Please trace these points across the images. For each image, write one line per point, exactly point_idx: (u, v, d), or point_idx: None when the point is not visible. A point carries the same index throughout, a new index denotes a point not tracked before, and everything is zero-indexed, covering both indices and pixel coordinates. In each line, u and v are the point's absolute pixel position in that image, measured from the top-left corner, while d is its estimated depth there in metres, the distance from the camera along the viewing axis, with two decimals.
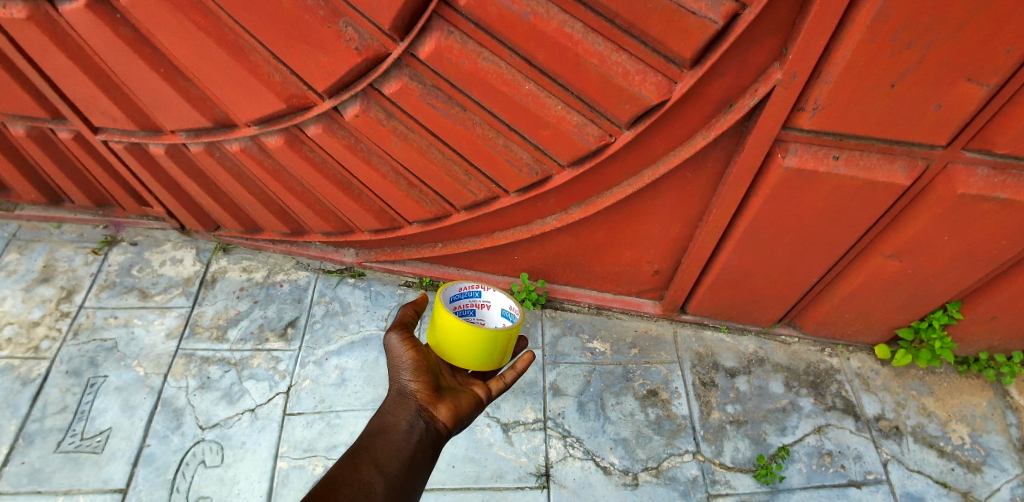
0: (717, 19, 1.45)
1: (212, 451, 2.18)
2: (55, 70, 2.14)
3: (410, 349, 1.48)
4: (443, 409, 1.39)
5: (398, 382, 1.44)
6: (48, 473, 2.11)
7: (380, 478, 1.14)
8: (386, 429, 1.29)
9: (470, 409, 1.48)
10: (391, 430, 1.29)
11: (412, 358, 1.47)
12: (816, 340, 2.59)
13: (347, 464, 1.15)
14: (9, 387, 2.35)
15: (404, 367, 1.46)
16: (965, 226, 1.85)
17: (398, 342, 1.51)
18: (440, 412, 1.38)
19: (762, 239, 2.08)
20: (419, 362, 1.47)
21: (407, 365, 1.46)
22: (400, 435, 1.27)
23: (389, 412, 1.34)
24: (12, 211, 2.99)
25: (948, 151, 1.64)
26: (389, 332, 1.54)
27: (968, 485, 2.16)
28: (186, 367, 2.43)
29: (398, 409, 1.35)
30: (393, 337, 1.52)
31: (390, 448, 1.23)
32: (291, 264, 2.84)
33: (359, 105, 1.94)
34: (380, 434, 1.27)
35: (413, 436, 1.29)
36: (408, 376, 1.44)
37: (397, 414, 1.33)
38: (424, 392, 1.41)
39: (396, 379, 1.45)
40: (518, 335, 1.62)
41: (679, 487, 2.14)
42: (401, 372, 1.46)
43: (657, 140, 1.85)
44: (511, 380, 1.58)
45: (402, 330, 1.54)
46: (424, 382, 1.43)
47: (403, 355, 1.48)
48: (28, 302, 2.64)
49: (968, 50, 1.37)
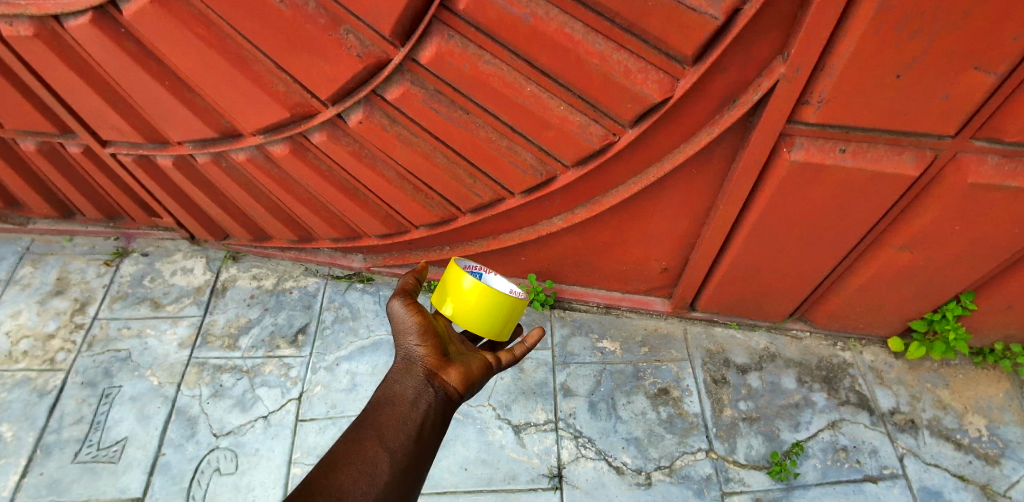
0: (717, 15, 1.44)
1: (226, 458, 2.20)
2: (63, 85, 2.17)
3: (416, 314, 1.56)
4: (453, 373, 1.48)
5: (406, 348, 1.53)
6: (67, 483, 2.14)
7: (386, 452, 1.14)
8: (392, 400, 1.32)
9: (481, 374, 1.57)
10: (398, 401, 1.32)
11: (418, 323, 1.55)
12: (829, 334, 2.56)
13: (351, 440, 1.15)
14: (27, 399, 2.38)
15: (410, 332, 1.54)
16: (976, 216, 1.82)
17: (402, 307, 1.57)
18: (450, 377, 1.47)
19: (772, 233, 2.06)
20: (426, 326, 1.55)
21: (414, 331, 1.54)
22: (406, 406, 1.31)
23: (397, 380, 1.40)
24: (25, 226, 3.03)
25: (956, 141, 1.62)
26: (392, 299, 1.59)
27: (986, 477, 2.14)
28: (199, 376, 2.46)
29: (405, 378, 1.41)
30: (397, 303, 1.58)
31: (396, 419, 1.25)
32: (300, 270, 2.86)
33: (362, 111, 1.95)
34: (386, 407, 1.29)
35: (420, 407, 1.33)
36: (415, 342, 1.52)
37: (404, 384, 1.39)
38: (432, 358, 1.49)
39: (403, 346, 1.53)
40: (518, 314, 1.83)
41: (693, 486, 2.13)
42: (407, 338, 1.54)
43: (662, 137, 1.84)
44: (521, 353, 1.69)
45: (405, 296, 1.60)
46: (431, 348, 1.52)
47: (408, 320, 1.55)
48: (43, 315, 2.68)
49: (975, 38, 1.35)
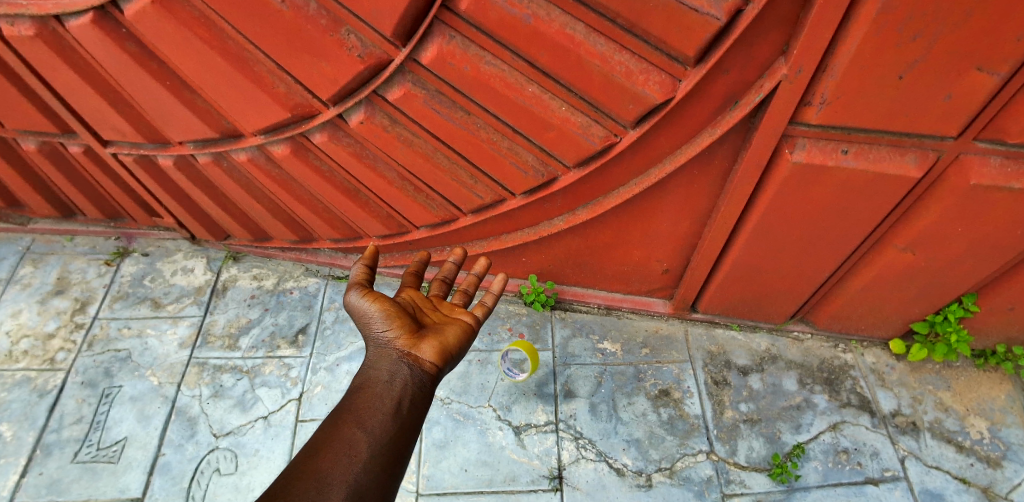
0: (720, 16, 1.44)
1: (226, 459, 2.20)
2: (64, 86, 2.16)
3: (375, 303, 1.55)
4: (427, 348, 1.48)
5: (375, 336, 1.52)
6: (67, 483, 2.14)
7: (363, 432, 1.19)
8: (368, 383, 1.35)
9: (458, 342, 1.57)
10: (373, 383, 1.35)
11: (380, 309, 1.54)
12: (830, 336, 2.56)
13: (329, 426, 1.20)
14: (27, 399, 2.38)
15: (375, 320, 1.54)
16: (978, 217, 1.81)
17: (360, 299, 1.57)
18: (424, 353, 1.47)
19: (774, 235, 2.06)
20: (389, 311, 1.55)
21: (378, 318, 1.54)
22: (382, 386, 1.34)
23: (371, 366, 1.41)
24: (25, 226, 3.04)
25: (959, 142, 1.61)
26: (350, 294, 1.59)
27: (988, 480, 2.13)
28: (199, 376, 2.45)
29: (379, 361, 1.42)
30: (354, 296, 1.58)
31: (372, 399, 1.29)
32: (300, 271, 2.86)
33: (363, 111, 1.95)
34: (361, 390, 1.33)
35: (395, 385, 1.35)
36: (382, 328, 1.52)
37: (378, 367, 1.40)
38: (403, 340, 1.49)
39: (372, 335, 1.53)
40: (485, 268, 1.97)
41: (694, 488, 2.12)
42: (374, 327, 1.53)
43: (663, 139, 1.84)
44: (491, 303, 1.82)
45: (361, 287, 1.59)
46: (399, 329, 1.52)
47: (370, 310, 1.55)
48: (44, 315, 2.68)
49: (977, 40, 1.35)
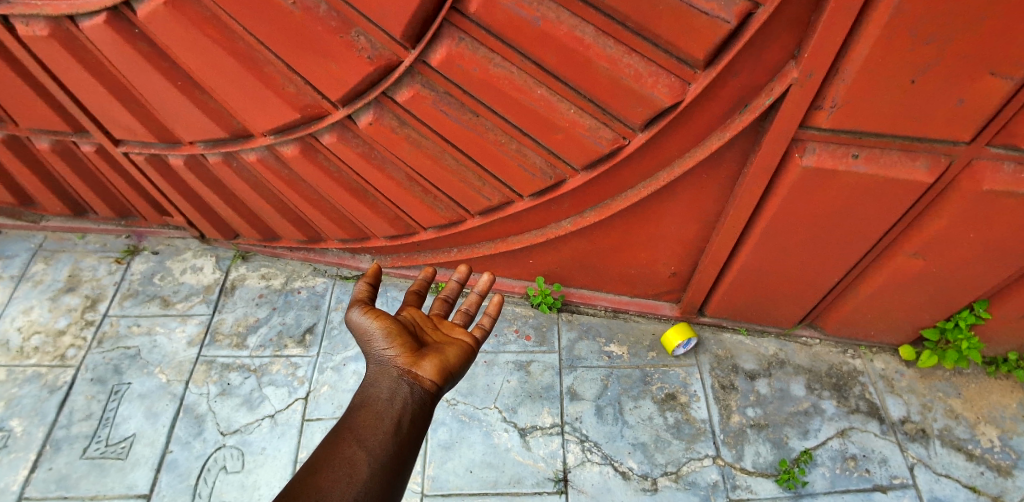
0: (730, 19, 1.43)
1: (232, 457, 2.21)
2: (77, 85, 2.19)
3: (376, 320, 1.55)
4: (427, 366, 1.48)
5: (376, 354, 1.52)
6: (75, 479, 2.16)
7: (362, 451, 1.19)
8: (368, 401, 1.35)
9: (458, 361, 1.57)
10: (373, 401, 1.35)
11: (381, 327, 1.54)
12: (839, 341, 2.54)
13: (329, 444, 1.20)
14: (37, 394, 2.40)
15: (376, 338, 1.54)
16: (991, 223, 1.79)
17: (361, 317, 1.56)
18: (425, 370, 1.47)
19: (782, 239, 2.05)
20: (390, 328, 1.55)
21: (379, 335, 1.53)
22: (382, 405, 1.34)
23: (372, 385, 1.41)
24: (38, 223, 3.07)
25: (971, 147, 1.60)
26: (351, 311, 1.59)
27: (998, 489, 2.10)
28: (207, 374, 2.47)
29: (380, 379, 1.42)
30: (356, 313, 1.58)
31: (371, 418, 1.29)
32: (308, 270, 2.87)
33: (373, 112, 1.96)
34: (362, 408, 1.33)
35: (395, 404, 1.35)
36: (382, 347, 1.52)
37: (379, 385, 1.40)
38: (404, 358, 1.49)
39: (372, 353, 1.52)
40: (484, 291, 1.95)
41: (699, 492, 2.11)
42: (374, 345, 1.53)
43: (672, 142, 1.83)
44: (489, 324, 1.85)
45: (362, 305, 1.59)
46: (400, 348, 1.51)
47: (371, 327, 1.55)
48: (55, 312, 2.71)
49: (992, 44, 1.33)
